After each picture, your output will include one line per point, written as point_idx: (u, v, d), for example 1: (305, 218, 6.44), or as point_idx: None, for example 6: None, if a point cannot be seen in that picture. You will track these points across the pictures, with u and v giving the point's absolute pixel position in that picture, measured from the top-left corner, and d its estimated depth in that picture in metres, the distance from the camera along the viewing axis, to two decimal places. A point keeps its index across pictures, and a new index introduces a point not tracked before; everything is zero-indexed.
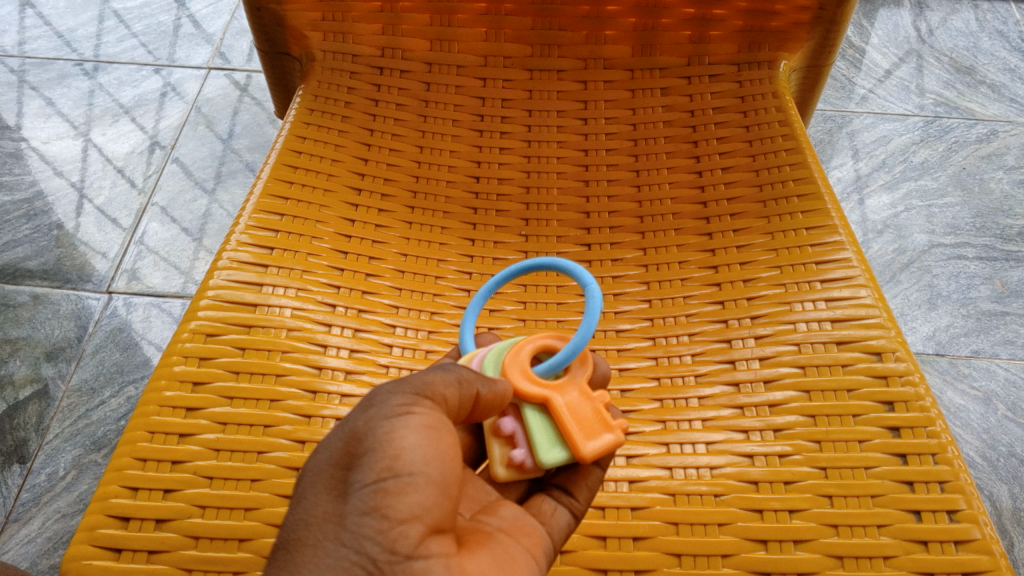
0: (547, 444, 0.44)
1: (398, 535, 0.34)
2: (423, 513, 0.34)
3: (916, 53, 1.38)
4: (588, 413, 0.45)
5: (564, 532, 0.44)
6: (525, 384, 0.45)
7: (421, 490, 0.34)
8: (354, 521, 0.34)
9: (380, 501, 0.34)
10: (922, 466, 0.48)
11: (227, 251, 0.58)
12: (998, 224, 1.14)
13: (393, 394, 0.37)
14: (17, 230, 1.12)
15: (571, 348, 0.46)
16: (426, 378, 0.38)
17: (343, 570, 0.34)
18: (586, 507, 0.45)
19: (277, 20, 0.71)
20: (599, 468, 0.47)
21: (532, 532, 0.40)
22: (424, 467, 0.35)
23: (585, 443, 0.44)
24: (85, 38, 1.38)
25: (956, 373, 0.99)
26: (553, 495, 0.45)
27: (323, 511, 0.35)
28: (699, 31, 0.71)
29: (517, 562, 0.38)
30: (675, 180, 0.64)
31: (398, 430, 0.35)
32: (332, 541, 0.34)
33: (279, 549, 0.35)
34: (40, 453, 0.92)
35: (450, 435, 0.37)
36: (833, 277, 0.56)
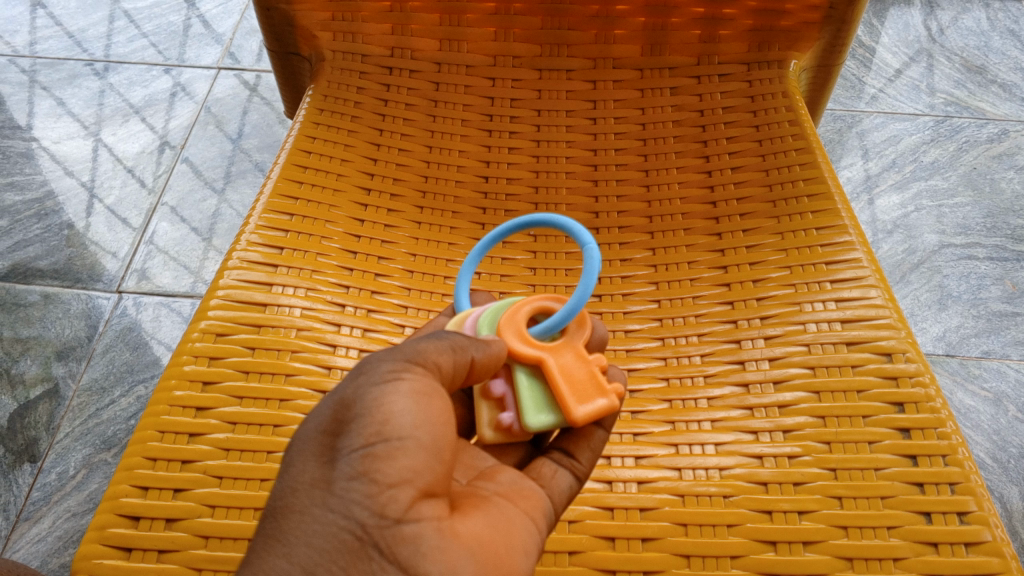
0: (535, 408, 0.45)
1: (388, 499, 0.34)
2: (414, 477, 0.35)
3: (927, 52, 1.37)
4: (582, 375, 0.45)
5: (565, 494, 0.44)
6: (519, 344, 0.45)
7: (410, 453, 0.35)
8: (342, 487, 0.35)
9: (368, 466, 0.35)
10: (933, 468, 0.48)
11: (237, 251, 0.58)
12: (1008, 224, 1.14)
13: (384, 361, 0.38)
14: (28, 230, 1.12)
15: (567, 310, 0.45)
16: (417, 346, 0.39)
17: (331, 535, 0.34)
18: (587, 470, 0.46)
19: (287, 20, 0.71)
20: (602, 430, 0.47)
21: (529, 495, 0.41)
22: (414, 431, 0.35)
23: (576, 406, 0.44)
24: (95, 38, 1.39)
25: (967, 374, 0.99)
26: (554, 457, 0.46)
27: (311, 477, 0.36)
28: (708, 30, 0.71)
29: (513, 525, 0.38)
30: (685, 180, 0.64)
31: (387, 395, 0.36)
32: (320, 507, 0.35)
33: (268, 516, 0.36)
34: (51, 452, 0.92)
35: (441, 400, 0.38)
36: (844, 278, 0.56)
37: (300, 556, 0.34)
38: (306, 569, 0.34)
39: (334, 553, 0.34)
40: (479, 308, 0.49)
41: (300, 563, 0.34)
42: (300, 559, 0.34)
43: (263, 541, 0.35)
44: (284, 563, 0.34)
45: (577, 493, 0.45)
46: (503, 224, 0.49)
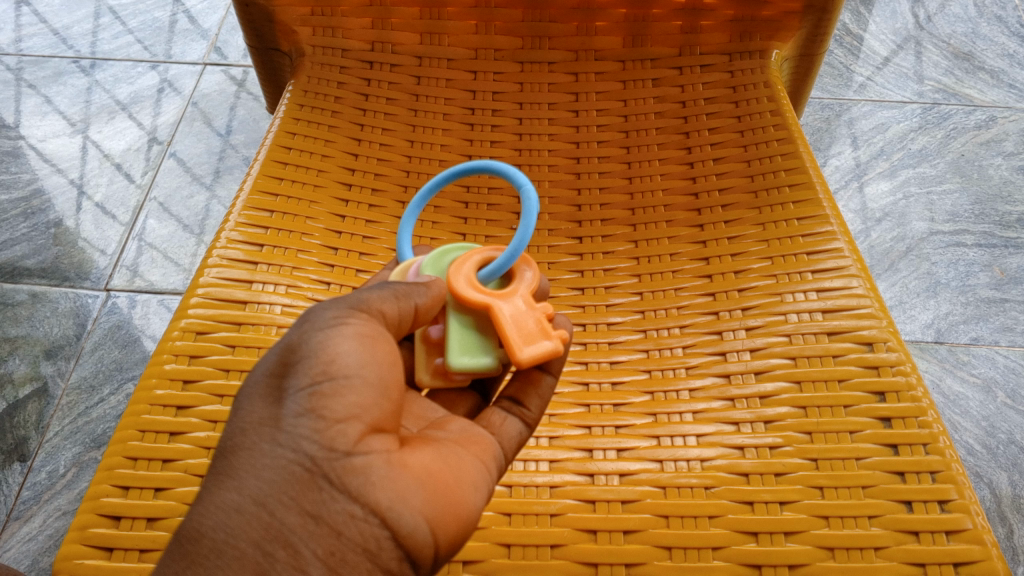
0: (461, 350, 0.45)
1: (337, 434, 0.36)
2: (361, 412, 0.36)
3: (914, 39, 1.37)
4: (531, 323, 0.45)
5: (515, 441, 0.45)
6: (464, 288, 0.45)
7: (357, 390, 0.36)
8: (290, 423, 0.36)
9: (315, 403, 0.36)
10: (913, 457, 0.48)
11: (217, 249, 0.58)
12: (997, 211, 1.14)
13: (329, 309, 0.39)
14: (15, 229, 1.12)
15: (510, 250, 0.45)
16: (362, 295, 0.40)
17: (281, 468, 0.35)
18: (537, 416, 0.47)
19: (265, 15, 0.71)
20: (550, 376, 0.48)
21: (480, 441, 0.42)
22: (359, 370, 0.37)
23: (521, 349, 0.43)
24: (80, 35, 1.38)
25: (955, 361, 0.99)
26: (503, 406, 0.47)
27: (259, 416, 0.37)
28: (690, 21, 0.70)
29: (463, 462, 0.40)
30: (667, 171, 0.64)
31: (332, 337, 0.37)
32: (269, 442, 0.36)
33: (219, 455, 0.37)
34: (41, 451, 0.92)
35: (387, 343, 0.39)
36: (825, 268, 0.56)
37: (252, 488, 0.35)
38: (257, 500, 0.35)
39: (284, 484, 0.35)
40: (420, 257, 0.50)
41: (251, 494, 0.35)
42: (251, 490, 0.35)
43: (214, 476, 0.36)
44: (236, 495, 0.35)
45: (527, 440, 0.46)
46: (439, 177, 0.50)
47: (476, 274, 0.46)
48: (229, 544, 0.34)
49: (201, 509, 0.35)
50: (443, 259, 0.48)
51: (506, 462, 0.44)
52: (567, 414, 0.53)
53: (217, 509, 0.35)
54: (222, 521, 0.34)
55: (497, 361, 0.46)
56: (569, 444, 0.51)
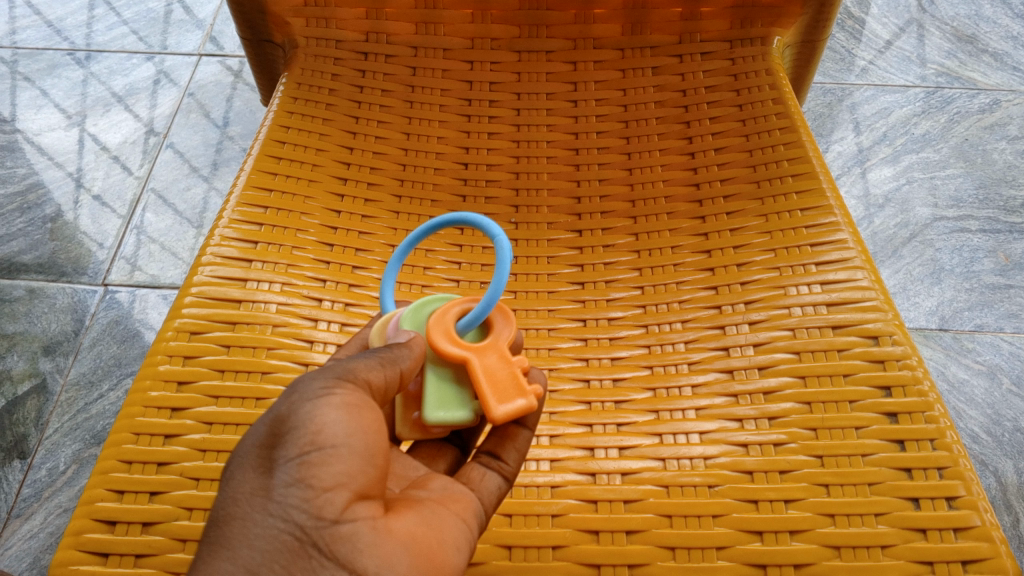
0: (437, 403, 0.44)
1: (324, 502, 0.35)
2: (349, 480, 0.36)
3: (917, 22, 1.35)
4: (505, 375, 0.44)
5: (495, 495, 0.44)
6: (440, 340, 0.44)
7: (345, 458, 0.36)
8: (280, 493, 0.35)
9: (303, 473, 0.35)
10: (920, 452, 0.47)
11: (211, 247, 0.57)
12: (1001, 196, 1.13)
13: (315, 377, 0.38)
14: (12, 224, 1.11)
15: (487, 299, 0.44)
16: (348, 364, 0.39)
17: (273, 539, 0.35)
18: (515, 469, 0.46)
19: (258, 6, 0.69)
20: (527, 430, 0.47)
21: (461, 498, 0.42)
22: (347, 439, 0.36)
23: (495, 405, 0.42)
24: (75, 26, 1.37)
25: (960, 349, 0.99)
26: (482, 461, 0.46)
27: (249, 487, 0.36)
28: (689, 8, 0.69)
29: (446, 523, 0.39)
30: (667, 162, 0.63)
31: (319, 406, 0.36)
32: (260, 512, 0.36)
33: (211, 524, 0.37)
34: (40, 448, 0.92)
35: (374, 410, 0.38)
36: (829, 260, 0.55)
37: (244, 559, 0.35)
38: (249, 570, 0.35)
39: (276, 554, 0.35)
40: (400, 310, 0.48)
41: (244, 565, 0.35)
42: (244, 560, 0.35)
43: (208, 545, 0.36)
44: (228, 566, 0.35)
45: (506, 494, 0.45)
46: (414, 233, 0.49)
47: (454, 325, 0.45)
48: None
49: None
50: (422, 312, 0.47)
51: (486, 517, 0.43)
52: (568, 413, 0.52)
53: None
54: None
55: (474, 414, 0.44)
56: (570, 443, 0.50)
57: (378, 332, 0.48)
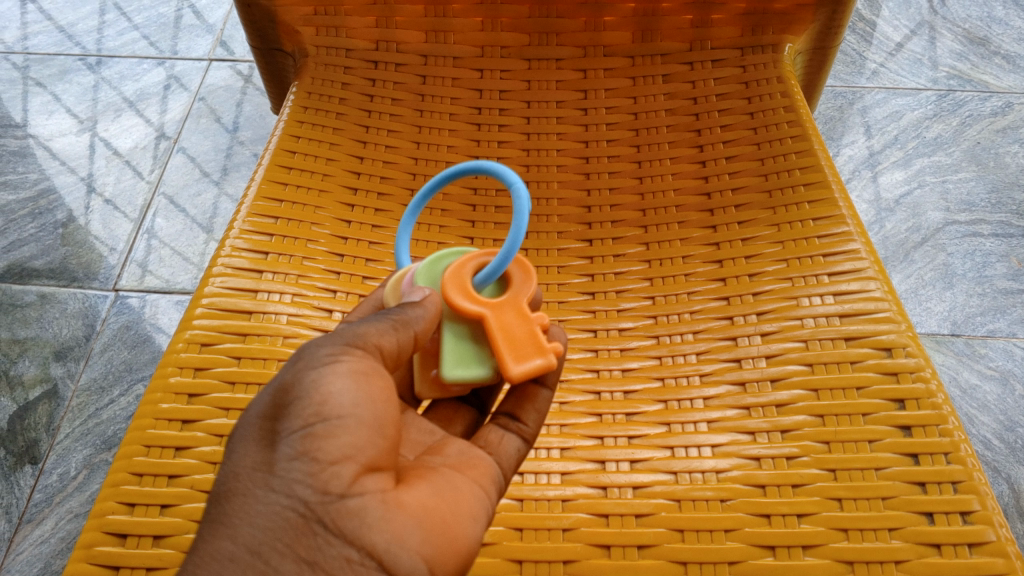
0: (455, 362, 0.44)
1: (331, 476, 0.35)
2: (356, 452, 0.36)
3: (928, 24, 1.35)
4: (523, 333, 0.44)
5: (514, 457, 0.45)
6: (457, 295, 0.45)
7: (352, 430, 0.36)
8: (284, 467, 0.35)
9: (309, 445, 0.35)
10: (934, 467, 0.47)
11: (221, 257, 0.57)
12: (1014, 199, 1.12)
13: (323, 345, 0.38)
14: (23, 229, 1.11)
15: (504, 251, 0.44)
16: (358, 329, 0.39)
17: (275, 514, 0.35)
18: (535, 431, 0.47)
19: (268, 15, 0.69)
20: (546, 390, 0.48)
21: (478, 464, 0.41)
22: (353, 410, 0.36)
23: (512, 363, 0.43)
24: (86, 32, 1.37)
25: (972, 354, 0.98)
26: (501, 424, 0.46)
27: (252, 462, 0.36)
28: (700, 15, 0.69)
29: (462, 492, 0.39)
30: (678, 171, 0.63)
31: (325, 376, 0.37)
32: (262, 488, 0.35)
33: (212, 503, 0.36)
34: (52, 454, 0.92)
35: (382, 379, 0.38)
36: (842, 270, 0.55)
37: (245, 537, 0.35)
38: (251, 547, 0.34)
39: (278, 532, 0.35)
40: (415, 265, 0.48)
41: (245, 543, 0.34)
42: (244, 539, 0.35)
43: (208, 524, 0.36)
44: (229, 545, 0.34)
45: (526, 456, 0.45)
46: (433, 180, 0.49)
47: (471, 279, 0.45)
48: None
49: (193, 560, 0.35)
50: (438, 267, 0.47)
51: (506, 481, 0.43)
52: (579, 425, 0.52)
53: (211, 560, 0.34)
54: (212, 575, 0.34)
55: (492, 371, 0.45)
56: (581, 456, 0.50)
57: (393, 289, 0.48)
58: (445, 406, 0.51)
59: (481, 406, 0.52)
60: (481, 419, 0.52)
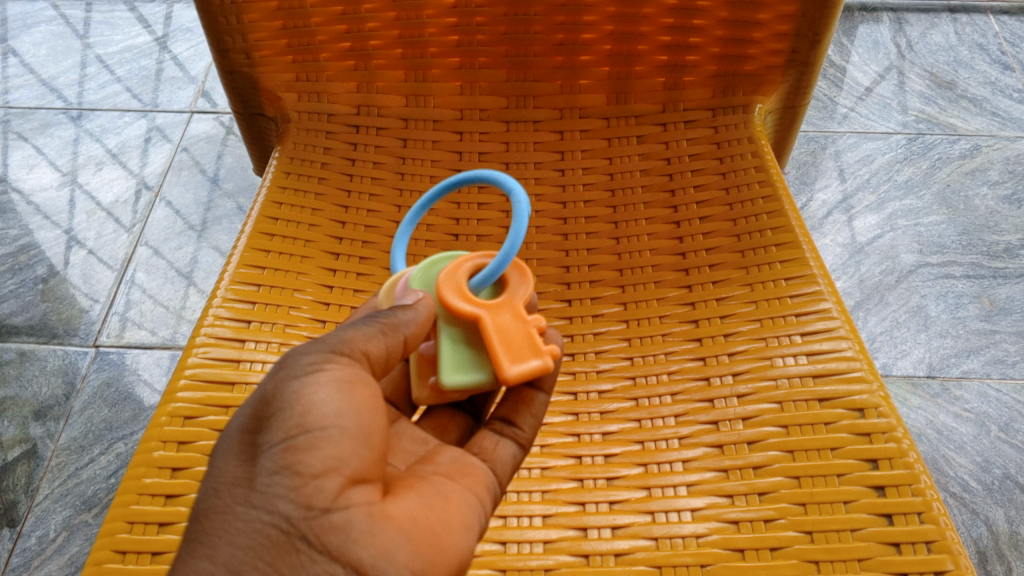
0: (453, 367, 0.47)
1: (314, 490, 0.37)
2: (340, 464, 0.38)
3: (896, 69, 1.39)
4: (519, 333, 0.46)
5: (510, 463, 0.48)
6: (453, 296, 0.47)
7: (334, 442, 0.38)
8: (266, 482, 0.37)
9: (291, 459, 0.37)
10: (908, 527, 0.47)
11: (204, 327, 0.58)
12: (984, 241, 1.14)
13: (307, 352, 0.40)
14: (3, 285, 1.11)
15: (503, 254, 0.46)
16: (344, 336, 0.41)
17: (257, 530, 0.37)
18: (531, 435, 0.50)
19: (250, 82, 0.71)
20: (543, 394, 0.51)
21: (472, 471, 0.44)
22: (336, 421, 0.38)
23: (509, 362, 0.45)
24: (67, 85, 1.38)
25: (948, 396, 0.99)
26: (497, 429, 0.49)
27: (234, 478, 0.38)
28: (673, 77, 0.71)
29: (450, 499, 0.41)
30: (654, 232, 0.64)
31: (307, 387, 0.38)
32: (244, 504, 0.38)
33: (193, 518, 0.39)
34: (30, 515, 0.91)
35: (366, 385, 0.40)
36: (814, 330, 0.56)
37: (226, 555, 0.37)
38: (233, 565, 0.37)
39: (260, 549, 0.37)
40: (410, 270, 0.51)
41: (227, 561, 0.37)
42: (225, 558, 0.37)
43: (190, 540, 0.38)
44: (207, 565, 0.37)
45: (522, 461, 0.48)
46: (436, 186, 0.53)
47: (467, 283, 0.48)
48: None
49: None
50: (432, 270, 0.50)
51: (501, 488, 0.46)
52: (561, 490, 0.53)
53: None
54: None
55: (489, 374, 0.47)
56: (563, 522, 0.51)
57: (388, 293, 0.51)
58: (442, 412, 0.55)
59: (477, 412, 0.56)
60: (476, 424, 0.56)
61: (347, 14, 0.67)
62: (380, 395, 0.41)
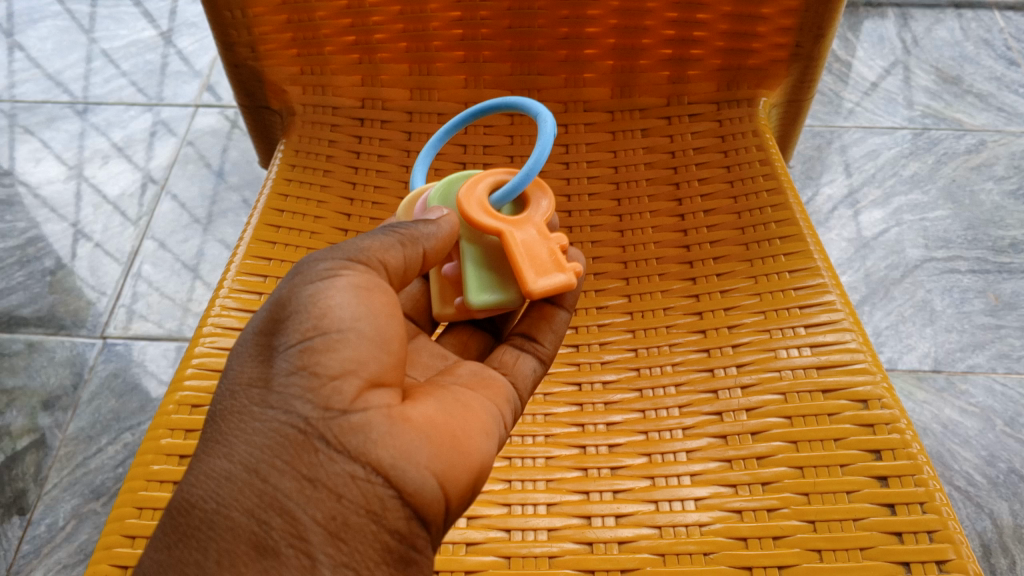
0: (478, 288, 0.51)
1: (333, 390, 0.40)
2: (358, 366, 0.40)
3: (902, 64, 1.39)
4: (542, 249, 0.51)
5: (531, 377, 0.53)
6: (478, 214, 0.51)
7: (351, 345, 0.40)
8: (284, 381, 0.40)
9: (310, 359, 0.40)
10: (911, 516, 0.48)
11: (211, 317, 0.58)
12: (989, 236, 1.14)
13: (325, 259, 0.43)
14: (11, 277, 1.12)
15: (526, 171, 0.50)
16: (362, 245, 0.44)
17: (275, 429, 0.40)
18: (551, 351, 0.55)
19: (255, 75, 0.71)
20: (563, 311, 0.55)
21: (492, 385, 0.49)
22: (352, 324, 0.41)
23: (534, 275, 0.49)
24: (73, 79, 1.39)
25: (953, 390, 1.00)
26: (518, 344, 0.54)
27: (251, 382, 0.41)
28: (677, 71, 0.71)
29: (462, 411, 0.44)
30: (658, 224, 0.64)
31: (325, 291, 0.41)
32: (262, 405, 0.40)
33: (211, 420, 0.41)
34: (39, 504, 0.92)
35: (383, 293, 0.43)
36: (818, 322, 0.57)
37: (246, 454, 0.39)
38: (252, 465, 0.39)
39: (277, 449, 0.39)
40: (428, 188, 0.56)
41: (246, 461, 0.39)
42: (243, 456, 0.39)
43: (208, 443, 0.41)
44: (226, 463, 0.39)
45: (542, 376, 0.54)
46: (462, 114, 0.57)
47: (490, 201, 0.52)
48: (220, 514, 0.38)
49: (195, 477, 0.39)
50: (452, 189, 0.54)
51: (522, 401, 0.52)
52: (565, 479, 0.53)
53: (212, 475, 0.39)
54: (214, 491, 0.39)
55: (512, 291, 0.51)
56: (567, 511, 0.51)
57: (407, 207, 0.56)
58: (462, 329, 0.59)
59: (495, 329, 0.60)
60: (495, 340, 0.60)
61: (351, 8, 0.67)
62: (396, 304, 0.44)
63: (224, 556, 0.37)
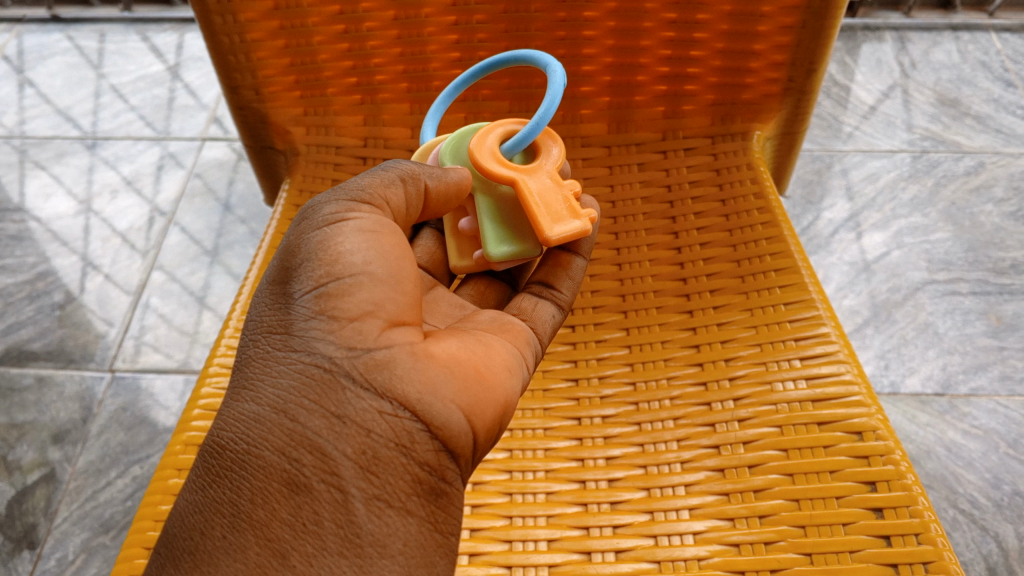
0: (496, 241, 0.53)
1: (354, 330, 0.42)
2: (375, 308, 0.43)
3: (900, 86, 1.40)
4: (557, 197, 0.53)
5: (551, 324, 0.55)
6: (492, 164, 0.53)
7: (366, 287, 0.43)
8: (306, 325, 0.43)
9: (329, 304, 0.43)
10: (906, 548, 0.48)
11: (217, 357, 0.59)
12: (990, 258, 1.15)
13: (329, 204, 0.46)
14: (21, 312, 1.13)
15: (535, 121, 0.52)
16: (363, 185, 0.47)
17: (299, 371, 0.42)
18: (569, 297, 0.57)
19: (260, 117, 0.72)
20: (580, 258, 0.57)
21: (512, 327, 0.52)
22: (364, 268, 0.43)
23: (552, 224, 0.51)
24: (82, 115, 1.41)
25: (956, 413, 1.00)
26: (537, 291, 0.56)
27: (273, 331, 0.44)
28: (672, 106, 0.72)
29: (487, 350, 0.47)
30: (655, 257, 0.65)
31: (335, 238, 0.44)
32: (285, 350, 0.43)
33: (238, 369, 0.44)
34: (50, 538, 0.93)
35: (392, 235, 0.46)
36: (813, 354, 0.57)
37: (274, 397, 0.42)
38: (280, 405, 0.41)
39: (304, 389, 0.41)
40: (440, 142, 0.58)
41: (275, 402, 0.41)
42: (272, 399, 0.42)
43: (236, 390, 0.43)
44: (255, 407, 0.42)
45: (560, 321, 0.56)
46: (471, 69, 0.59)
47: (500, 150, 0.54)
48: (253, 455, 0.40)
49: (226, 422, 0.42)
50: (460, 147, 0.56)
51: (542, 345, 0.54)
52: (565, 515, 0.54)
53: (244, 418, 0.41)
54: (244, 433, 0.41)
55: (528, 243, 0.53)
56: (567, 547, 0.52)
57: (421, 159, 0.58)
58: (480, 279, 0.60)
59: (512, 281, 0.61)
60: (513, 291, 0.61)
61: (353, 50, 0.69)
62: (404, 242, 0.47)
63: (258, 494, 0.39)
